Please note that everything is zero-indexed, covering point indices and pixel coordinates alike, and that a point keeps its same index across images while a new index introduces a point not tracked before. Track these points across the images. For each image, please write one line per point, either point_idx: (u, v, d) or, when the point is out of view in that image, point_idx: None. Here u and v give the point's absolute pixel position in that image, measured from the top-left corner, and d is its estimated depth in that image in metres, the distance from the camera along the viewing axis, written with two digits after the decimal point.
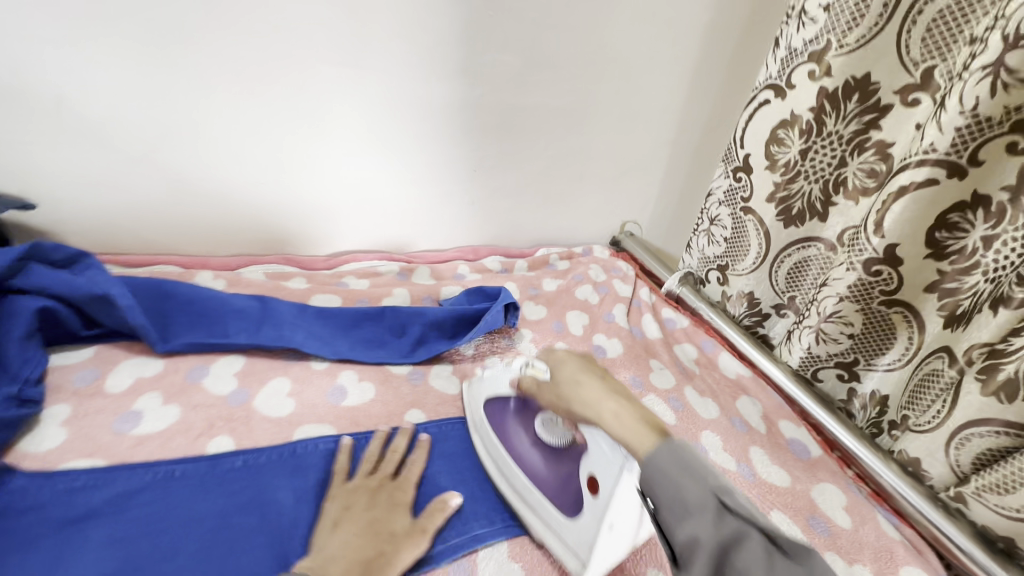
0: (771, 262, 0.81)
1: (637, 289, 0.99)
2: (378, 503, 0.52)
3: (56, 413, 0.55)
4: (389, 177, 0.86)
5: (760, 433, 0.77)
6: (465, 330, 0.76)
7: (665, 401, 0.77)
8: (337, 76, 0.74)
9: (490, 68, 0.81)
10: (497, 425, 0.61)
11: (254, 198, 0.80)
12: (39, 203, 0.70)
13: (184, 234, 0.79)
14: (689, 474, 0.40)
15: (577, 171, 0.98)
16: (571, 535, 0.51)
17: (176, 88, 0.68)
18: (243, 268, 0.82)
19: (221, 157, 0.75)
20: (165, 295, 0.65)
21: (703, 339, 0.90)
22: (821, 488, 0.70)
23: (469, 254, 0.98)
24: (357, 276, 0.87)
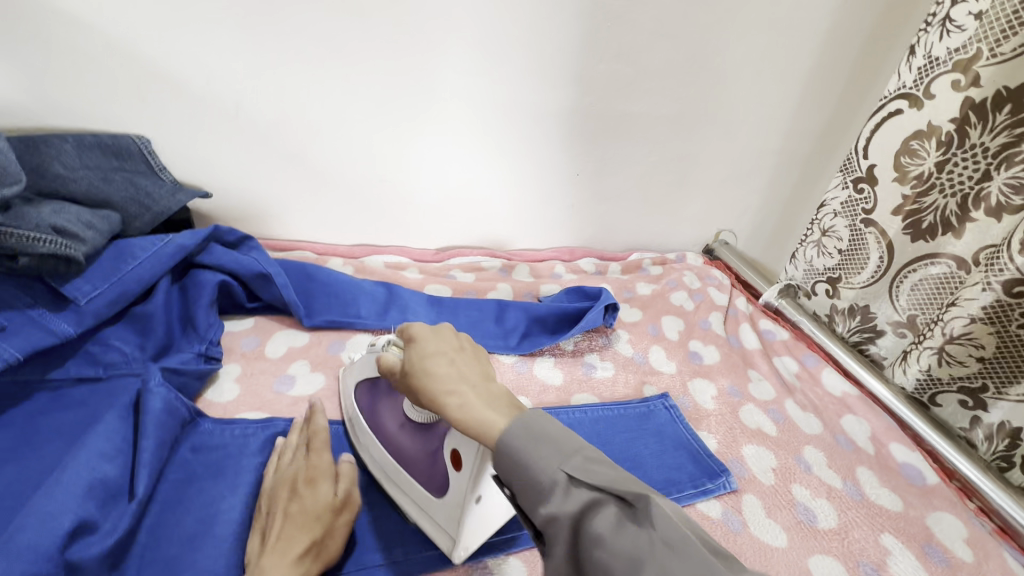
0: (890, 278, 0.78)
1: (733, 298, 0.97)
2: (300, 490, 0.49)
3: (230, 371, 0.65)
4: (497, 179, 0.91)
5: (868, 454, 0.74)
6: (565, 327, 0.81)
7: (764, 411, 0.77)
8: (464, 84, 0.80)
9: (603, 77, 0.84)
10: (374, 415, 0.59)
11: (380, 194, 0.88)
12: (211, 191, 0.81)
13: (319, 224, 0.89)
14: (536, 452, 0.38)
15: (677, 177, 0.99)
16: (443, 516, 0.51)
17: (327, 93, 0.77)
18: (366, 256, 0.91)
19: (356, 156, 0.83)
20: (309, 276, 0.73)
21: (805, 355, 0.88)
22: (936, 518, 0.67)
23: (565, 254, 1.02)
24: (463, 269, 0.95)
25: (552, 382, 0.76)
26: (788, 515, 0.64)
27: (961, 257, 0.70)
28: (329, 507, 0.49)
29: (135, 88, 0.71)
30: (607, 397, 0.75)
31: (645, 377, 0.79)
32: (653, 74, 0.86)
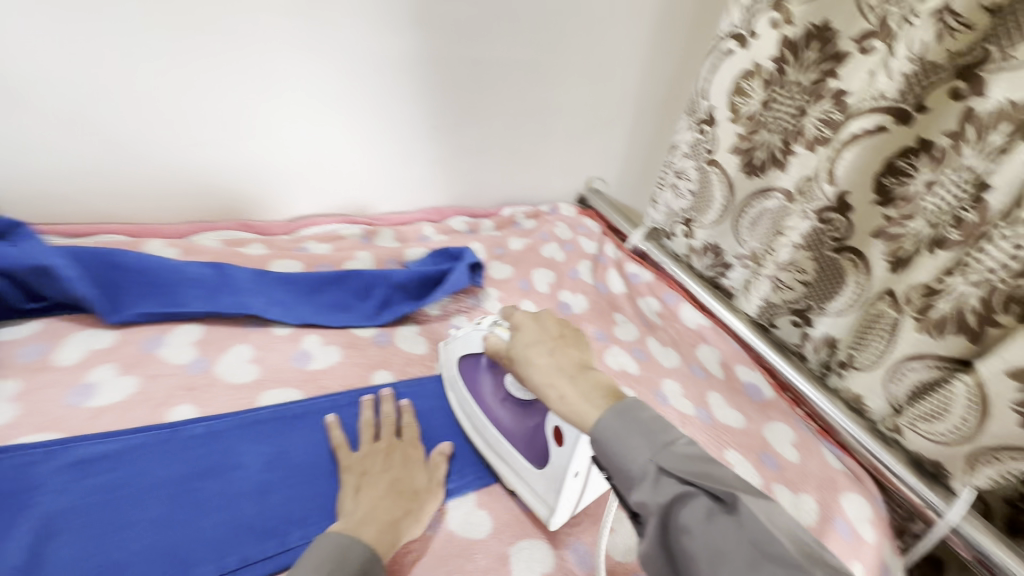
0: (733, 212, 0.81)
1: (602, 245, 0.99)
2: (396, 464, 0.55)
3: (5, 388, 0.53)
4: (343, 137, 0.82)
5: (718, 379, 0.80)
6: (430, 291, 0.77)
7: (628, 351, 0.80)
8: (280, 27, 0.70)
9: (444, 18, 0.77)
10: (469, 382, 0.64)
11: (202, 161, 0.75)
12: None
13: (128, 200, 0.74)
14: (644, 437, 0.40)
15: (540, 126, 0.96)
16: (533, 481, 0.56)
17: (103, 40, 0.63)
18: (195, 235, 0.77)
19: (160, 116, 0.70)
20: (112, 264, 0.61)
21: (666, 293, 0.92)
22: (772, 428, 0.73)
23: (434, 216, 0.95)
24: (317, 241, 0.83)
25: (417, 352, 0.72)
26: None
27: (784, 189, 0.73)
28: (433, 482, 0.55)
29: None
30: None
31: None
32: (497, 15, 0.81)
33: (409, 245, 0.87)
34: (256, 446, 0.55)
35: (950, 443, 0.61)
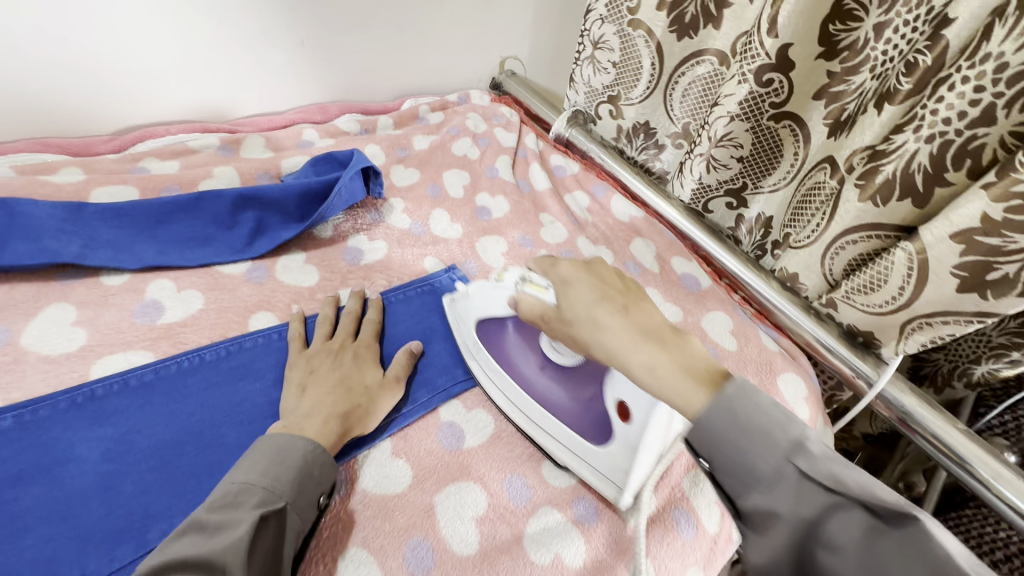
0: (664, 86, 0.86)
1: (522, 138, 1.01)
2: (348, 364, 0.56)
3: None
4: (168, 20, 0.74)
5: (653, 273, 0.84)
6: (314, 208, 0.72)
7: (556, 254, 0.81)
8: None
9: None
10: (495, 349, 0.60)
11: (60, 79, 0.72)
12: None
13: (21, 118, 0.72)
14: (756, 436, 0.38)
15: (432, 10, 0.95)
16: (604, 466, 0.52)
17: None
18: (110, 151, 0.77)
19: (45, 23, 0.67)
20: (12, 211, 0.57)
21: (595, 185, 0.96)
22: (710, 317, 0.79)
23: (315, 114, 0.93)
24: (159, 158, 0.77)
25: (304, 283, 0.67)
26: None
27: (860, 146, 0.64)
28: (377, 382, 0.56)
29: None
30: (380, 284, 0.70)
31: (428, 248, 0.77)
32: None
33: (281, 154, 0.84)
34: (145, 413, 0.50)
35: (881, 313, 0.68)
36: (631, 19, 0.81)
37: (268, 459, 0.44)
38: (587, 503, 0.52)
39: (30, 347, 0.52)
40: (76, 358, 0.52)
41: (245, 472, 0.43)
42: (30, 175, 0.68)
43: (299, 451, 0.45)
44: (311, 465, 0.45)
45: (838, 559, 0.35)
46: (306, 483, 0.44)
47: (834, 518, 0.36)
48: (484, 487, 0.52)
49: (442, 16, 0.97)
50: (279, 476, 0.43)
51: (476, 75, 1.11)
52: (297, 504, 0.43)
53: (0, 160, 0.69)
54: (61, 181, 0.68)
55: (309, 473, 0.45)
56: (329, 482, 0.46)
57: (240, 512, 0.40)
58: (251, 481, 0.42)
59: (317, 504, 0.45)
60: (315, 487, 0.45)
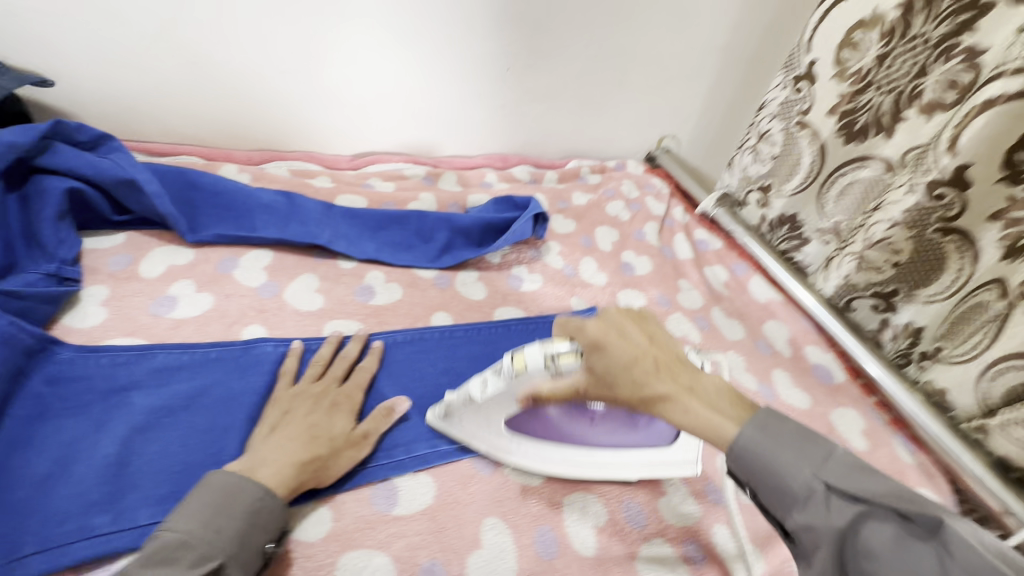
0: (818, 185, 0.89)
1: (671, 210, 1.10)
2: (322, 410, 0.56)
3: (260, 257, 0.74)
4: (407, 82, 0.93)
5: (784, 357, 0.86)
6: (492, 239, 0.86)
7: (691, 320, 0.87)
8: (401, 24, 0.85)
9: (554, 16, 0.92)
10: (536, 433, 0.58)
11: (327, 117, 0.94)
12: (253, 120, 0.91)
13: (298, 138, 0.96)
14: (804, 487, 0.43)
15: (612, 91, 1.09)
16: (676, 454, 0.60)
17: (328, 21, 0.82)
18: (349, 168, 0.98)
19: (328, 79, 0.89)
20: (291, 203, 0.77)
21: (736, 264, 1.00)
22: (841, 412, 0.79)
23: (497, 162, 1.10)
24: (382, 178, 0.97)
25: (475, 298, 0.80)
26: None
27: None
28: (346, 436, 0.55)
29: (194, 77, 0.83)
30: (532, 311, 0.82)
31: (576, 289, 0.87)
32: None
33: (468, 190, 1.01)
34: None
35: None
36: (801, 119, 0.88)
37: (213, 508, 0.45)
38: (698, 546, 0.57)
39: (289, 302, 0.70)
40: (315, 316, 0.69)
41: (183, 522, 0.43)
42: (300, 178, 0.91)
43: (248, 498, 0.46)
44: (256, 514, 0.46)
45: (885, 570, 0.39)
46: (251, 532, 0.45)
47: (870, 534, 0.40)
48: (606, 505, 0.58)
49: (618, 95, 1.10)
50: (221, 528, 0.44)
51: (634, 147, 1.23)
52: (238, 558, 0.44)
53: (282, 164, 0.93)
54: (319, 185, 0.90)
55: (255, 520, 0.45)
56: (276, 528, 0.47)
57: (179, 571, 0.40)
58: (191, 534, 0.42)
59: (263, 551, 0.46)
60: (260, 534, 0.46)
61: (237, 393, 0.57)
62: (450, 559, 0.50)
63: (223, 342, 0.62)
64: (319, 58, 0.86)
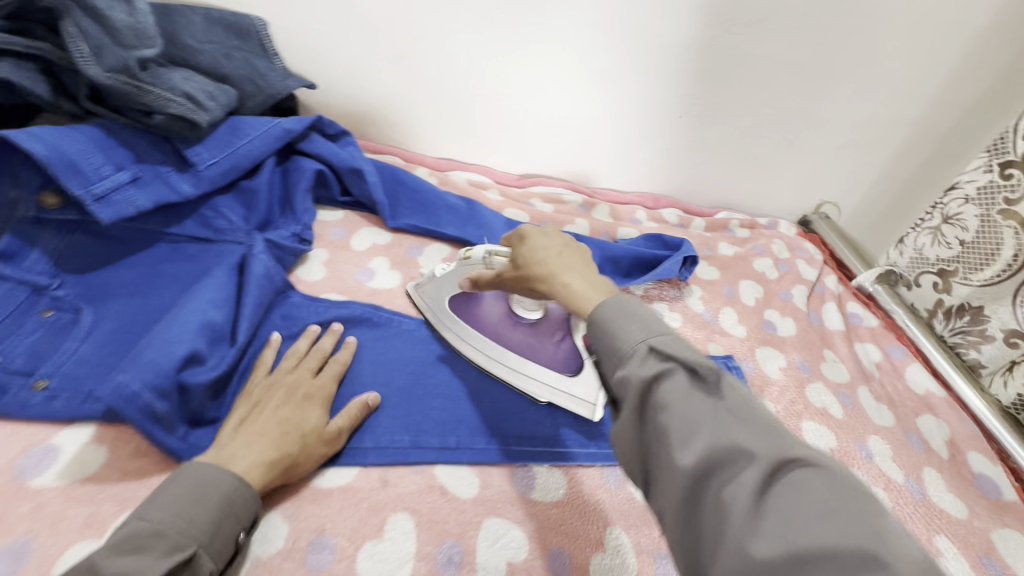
0: (1020, 279, 0.81)
1: (823, 276, 1.05)
2: (293, 402, 0.54)
3: (440, 250, 0.85)
4: (585, 118, 1.02)
5: (940, 457, 0.78)
6: (639, 272, 0.91)
7: (833, 393, 0.83)
8: (596, 69, 0.94)
9: (740, 75, 0.96)
10: (467, 317, 0.68)
11: (507, 140, 1.06)
12: (446, 136, 1.04)
13: (476, 154, 1.08)
14: (681, 385, 0.39)
15: (780, 150, 1.09)
16: (579, 391, 0.66)
17: (534, 61, 0.93)
18: (516, 186, 1.09)
19: (518, 108, 1.00)
20: (472, 209, 0.89)
21: (891, 346, 0.94)
22: (1005, 534, 0.71)
23: (648, 202, 1.14)
24: (543, 200, 1.07)
25: None
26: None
27: None
28: (315, 434, 0.53)
29: (411, 95, 0.98)
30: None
31: (714, 336, 0.88)
32: (807, 15, 0.89)
33: (619, 223, 1.06)
34: None
35: None
36: (1008, 209, 0.80)
37: (186, 498, 0.43)
38: None
39: None
40: None
41: (154, 507, 0.42)
42: (476, 188, 1.03)
43: (223, 488, 0.45)
44: (232, 504, 0.44)
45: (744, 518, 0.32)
46: (224, 520, 0.44)
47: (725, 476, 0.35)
48: None
49: (784, 155, 1.10)
50: (194, 518, 0.42)
51: (789, 208, 1.21)
52: (211, 546, 0.42)
53: (463, 174, 1.06)
54: (491, 198, 1.01)
55: (230, 511, 0.44)
56: (248, 518, 0.46)
57: (151, 559, 0.39)
58: (161, 523, 0.41)
59: (234, 540, 0.45)
60: (233, 522, 0.45)
61: (411, 358, 0.67)
62: (575, 550, 0.54)
63: (405, 315, 0.72)
64: (516, 90, 0.97)
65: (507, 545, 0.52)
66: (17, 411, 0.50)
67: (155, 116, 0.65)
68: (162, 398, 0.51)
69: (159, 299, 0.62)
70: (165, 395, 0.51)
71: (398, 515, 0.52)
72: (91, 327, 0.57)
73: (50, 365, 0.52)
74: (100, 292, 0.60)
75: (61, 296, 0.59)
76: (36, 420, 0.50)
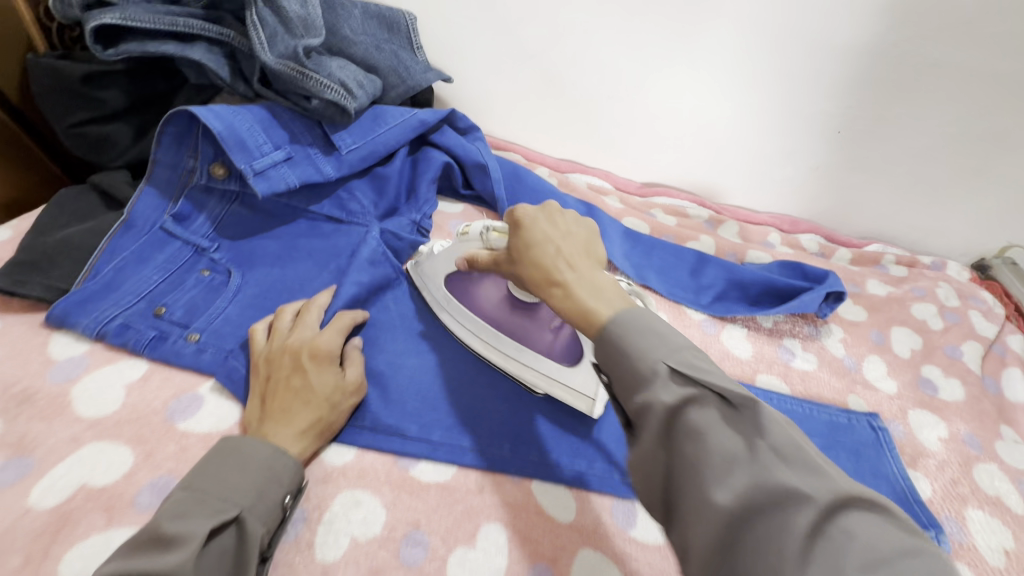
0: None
1: (1004, 335, 0.87)
2: (302, 368, 0.51)
3: None
4: (725, 128, 0.94)
5: None
6: (769, 302, 0.81)
7: (1013, 482, 0.67)
8: (748, 73, 0.86)
9: (925, 88, 0.83)
10: (463, 300, 0.65)
11: (633, 145, 1.00)
12: (570, 137, 1.02)
13: (597, 158, 1.04)
14: (638, 335, 0.40)
15: (964, 178, 0.92)
16: (580, 383, 0.59)
17: (678, 63, 0.87)
18: (636, 194, 1.03)
19: (651, 111, 0.94)
20: (591, 216, 0.85)
21: None
22: None
23: (785, 224, 1.02)
24: (665, 211, 1.00)
25: (737, 353, 0.76)
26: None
27: None
28: (333, 390, 0.52)
29: (542, 93, 0.96)
30: (798, 388, 0.73)
31: (857, 386, 0.75)
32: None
33: (749, 244, 0.96)
34: None
35: None
36: None
37: (228, 468, 0.43)
38: None
39: None
40: None
41: (202, 476, 0.42)
42: (594, 193, 0.99)
43: (262, 455, 0.45)
44: (273, 469, 0.44)
45: (782, 544, 0.31)
46: (268, 485, 0.44)
47: (762, 515, 0.32)
48: None
49: (967, 185, 0.93)
50: (236, 484, 0.42)
51: (963, 247, 1.02)
52: (255, 509, 0.42)
53: (583, 177, 1.02)
54: (611, 204, 0.97)
55: (271, 476, 0.44)
56: (293, 482, 0.46)
57: (198, 522, 0.38)
58: (204, 489, 0.41)
59: (281, 505, 0.44)
60: (277, 487, 0.44)
61: None
62: None
63: None
64: (653, 92, 0.92)
65: None
66: (172, 358, 0.54)
67: (313, 100, 0.70)
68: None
69: (295, 271, 0.66)
70: None
71: (491, 526, 0.50)
72: (236, 291, 0.62)
73: (202, 321, 0.57)
74: (247, 260, 0.66)
75: (217, 259, 0.64)
76: (187, 368, 0.54)
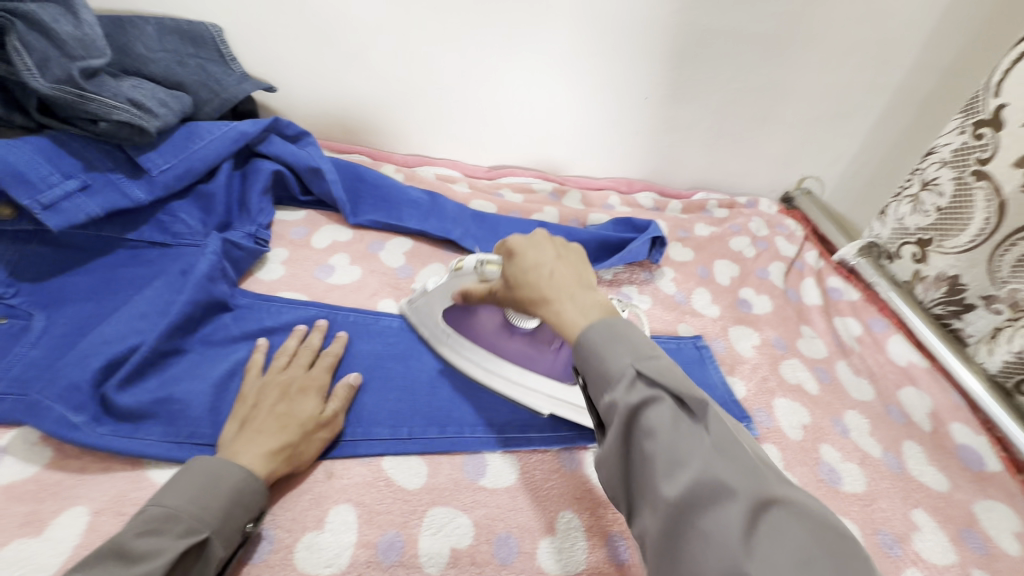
0: (993, 245, 0.77)
1: (803, 252, 1.03)
2: (287, 397, 0.56)
3: (404, 244, 0.85)
4: (551, 107, 1.01)
5: (922, 430, 0.75)
6: (606, 256, 0.89)
7: (809, 369, 0.80)
8: (558, 54, 0.93)
9: (705, 51, 0.95)
10: (466, 332, 0.68)
11: (469, 129, 1.04)
12: (412, 131, 1.04)
13: (442, 148, 1.08)
14: (661, 425, 0.38)
15: (757, 126, 1.07)
16: (589, 404, 0.63)
17: (493, 50, 0.92)
18: (485, 177, 1.08)
19: (482, 98, 0.99)
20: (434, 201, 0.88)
21: (873, 319, 0.91)
22: (986, 506, 0.67)
23: (622, 186, 1.13)
24: (512, 189, 1.06)
25: None
26: (808, 472, 0.67)
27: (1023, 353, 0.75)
28: (312, 420, 0.55)
29: (375, 92, 0.98)
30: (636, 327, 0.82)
31: (686, 316, 0.86)
32: None
33: (591, 208, 1.04)
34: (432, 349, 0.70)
35: None
36: (978, 170, 0.77)
37: (199, 487, 0.45)
38: None
39: (420, 284, 0.80)
40: None
41: (173, 496, 0.44)
42: (442, 182, 1.03)
43: (234, 480, 0.47)
44: (242, 495, 0.46)
45: None
46: (234, 510, 0.46)
47: None
48: None
49: (761, 130, 1.08)
50: (207, 506, 0.44)
51: (770, 185, 1.18)
52: (221, 533, 0.44)
53: (431, 169, 1.06)
54: (459, 190, 1.01)
55: (239, 500, 0.46)
56: (258, 508, 0.48)
57: (166, 542, 0.41)
58: (178, 507, 0.43)
59: (242, 531, 0.46)
60: (243, 512, 0.46)
61: (362, 353, 0.67)
62: (524, 537, 0.53)
63: (362, 310, 0.72)
64: (478, 79, 0.96)
65: (451, 531, 0.52)
66: None
67: (100, 123, 0.66)
68: (76, 409, 0.52)
69: (111, 302, 0.63)
70: (80, 407, 0.52)
71: (341, 506, 0.52)
72: (40, 332, 0.58)
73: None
74: (54, 299, 0.61)
75: (15, 304, 0.60)
76: None
